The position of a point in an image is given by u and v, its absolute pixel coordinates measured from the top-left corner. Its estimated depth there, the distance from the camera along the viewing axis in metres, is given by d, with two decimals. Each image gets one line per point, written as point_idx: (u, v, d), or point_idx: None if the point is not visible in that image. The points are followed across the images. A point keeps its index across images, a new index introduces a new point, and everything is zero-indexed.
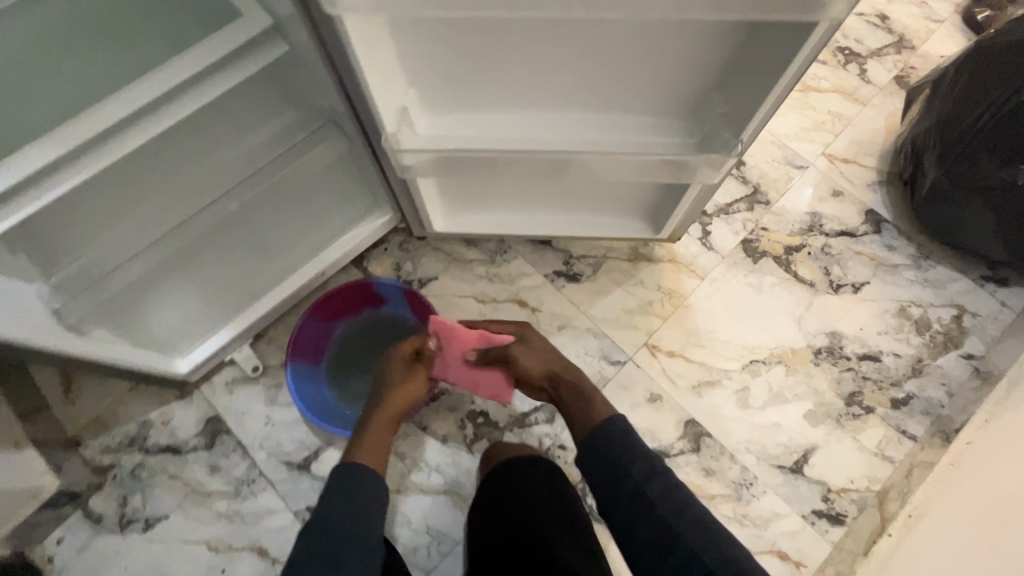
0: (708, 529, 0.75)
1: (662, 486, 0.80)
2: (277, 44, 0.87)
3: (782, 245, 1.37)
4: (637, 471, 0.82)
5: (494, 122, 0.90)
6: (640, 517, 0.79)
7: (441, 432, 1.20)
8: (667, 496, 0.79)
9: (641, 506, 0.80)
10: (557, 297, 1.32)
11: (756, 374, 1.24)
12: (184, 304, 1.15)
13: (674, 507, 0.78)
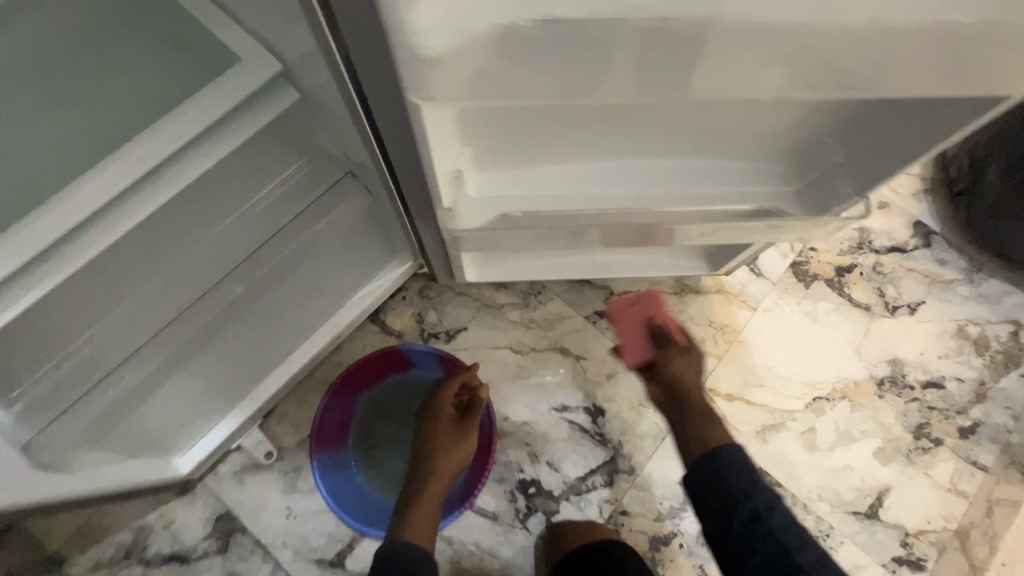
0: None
1: (785, 523, 0.75)
2: (285, 96, 0.69)
3: (833, 266, 1.27)
4: (757, 499, 0.76)
5: (560, 176, 0.75)
6: (756, 549, 0.74)
7: (490, 508, 1.07)
8: (790, 536, 0.73)
9: (759, 538, 0.74)
10: (601, 342, 1.19)
11: (821, 413, 1.16)
12: None
13: (797, 546, 0.73)
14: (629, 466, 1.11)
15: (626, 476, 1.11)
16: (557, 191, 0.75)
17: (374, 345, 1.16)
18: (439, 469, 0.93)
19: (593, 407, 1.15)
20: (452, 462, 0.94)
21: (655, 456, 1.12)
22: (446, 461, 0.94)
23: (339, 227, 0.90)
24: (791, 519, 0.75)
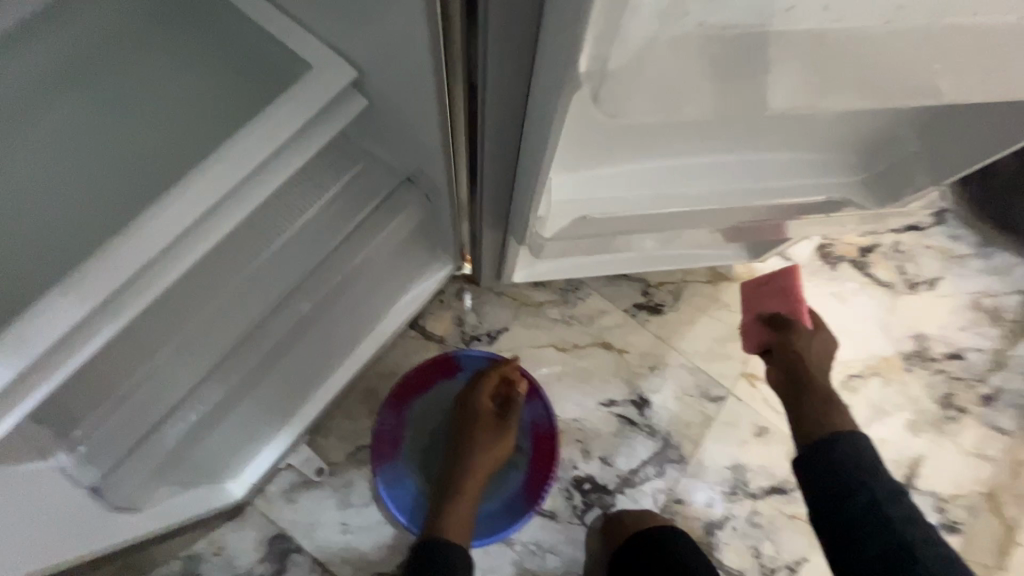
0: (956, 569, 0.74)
1: (906, 516, 0.78)
2: (352, 103, 0.67)
3: (856, 247, 1.31)
4: (878, 491, 0.79)
5: (638, 174, 0.73)
6: (876, 536, 0.77)
7: (548, 506, 1.07)
8: (909, 526, 0.77)
9: (879, 526, 0.77)
10: (642, 334, 1.20)
11: (855, 390, 1.20)
12: None
13: (919, 537, 0.76)
14: (679, 455, 1.13)
15: (677, 466, 1.12)
16: (634, 190, 0.73)
17: (417, 350, 1.14)
18: (477, 466, 0.95)
19: (640, 399, 1.16)
20: (490, 458, 0.96)
21: (703, 443, 1.14)
22: (484, 456, 0.95)
23: (393, 235, 0.88)
24: (911, 509, 0.79)
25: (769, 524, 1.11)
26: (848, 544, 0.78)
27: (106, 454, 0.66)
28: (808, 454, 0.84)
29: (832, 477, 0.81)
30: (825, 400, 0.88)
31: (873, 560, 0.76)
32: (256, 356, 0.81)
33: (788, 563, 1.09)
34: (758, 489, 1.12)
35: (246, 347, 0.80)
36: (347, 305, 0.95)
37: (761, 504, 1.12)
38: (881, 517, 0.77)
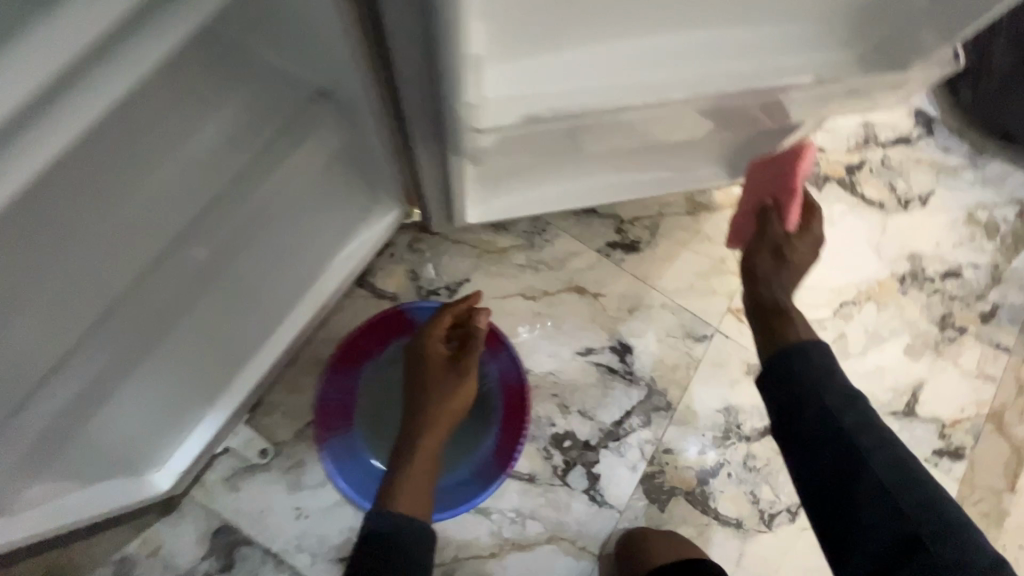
0: (913, 474, 0.66)
1: (861, 424, 0.69)
2: None
3: (843, 166, 1.21)
4: (829, 402, 0.70)
5: (592, 60, 0.59)
6: (828, 451, 0.69)
7: (525, 469, 0.97)
8: (865, 436, 0.68)
9: (831, 439, 0.69)
10: (618, 275, 1.08)
11: (849, 318, 1.11)
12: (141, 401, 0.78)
13: (874, 445, 0.68)
14: (666, 402, 1.03)
15: (664, 414, 1.02)
16: (592, 77, 0.59)
17: (366, 311, 1.00)
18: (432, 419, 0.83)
19: (620, 346, 1.05)
20: (448, 412, 0.83)
21: (691, 387, 1.04)
22: (439, 410, 0.83)
23: (309, 168, 0.74)
24: (867, 415, 0.70)
25: (766, 467, 1.02)
26: (798, 460, 0.72)
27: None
28: (763, 370, 0.77)
29: (784, 392, 0.73)
30: (779, 312, 0.81)
31: (825, 477, 0.69)
32: (139, 319, 0.67)
33: (788, 507, 1.01)
34: (752, 431, 1.03)
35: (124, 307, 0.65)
36: (267, 261, 0.81)
37: (756, 447, 1.03)
38: (834, 430, 0.69)
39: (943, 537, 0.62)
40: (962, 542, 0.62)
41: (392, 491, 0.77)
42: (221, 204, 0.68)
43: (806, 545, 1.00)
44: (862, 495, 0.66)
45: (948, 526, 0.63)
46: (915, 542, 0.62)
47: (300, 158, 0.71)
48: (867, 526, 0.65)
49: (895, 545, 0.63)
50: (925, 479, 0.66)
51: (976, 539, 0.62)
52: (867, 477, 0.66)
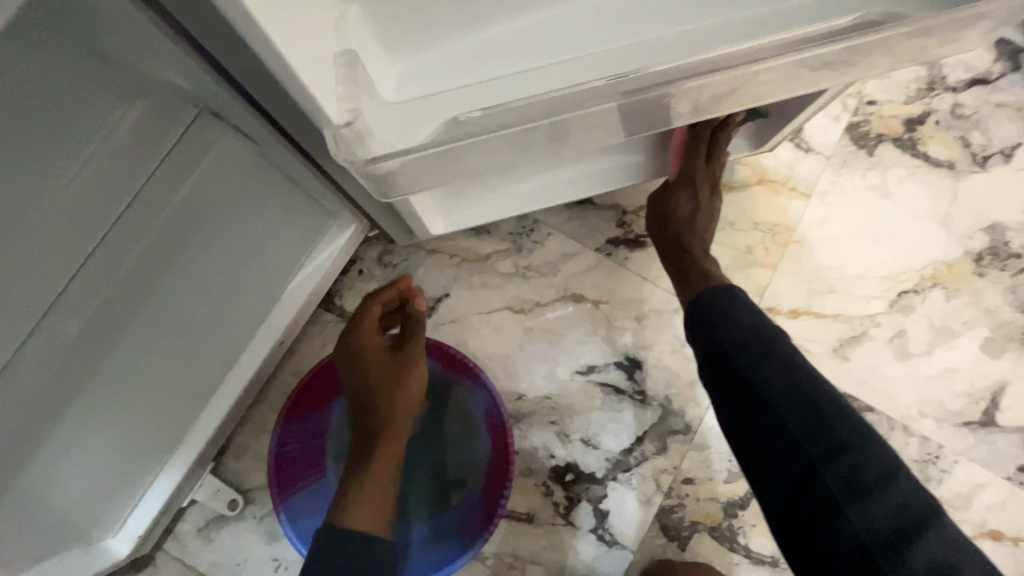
0: (817, 394, 0.57)
1: (758, 348, 0.61)
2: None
3: (900, 121, 0.98)
4: (727, 337, 0.63)
5: (518, 49, 0.48)
6: (729, 386, 0.61)
7: (522, 508, 0.86)
8: (761, 364, 0.60)
9: (729, 372, 0.61)
10: (622, 277, 0.93)
11: (910, 310, 0.92)
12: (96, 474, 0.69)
13: (769, 369, 0.59)
14: (684, 424, 0.89)
15: (681, 437, 0.88)
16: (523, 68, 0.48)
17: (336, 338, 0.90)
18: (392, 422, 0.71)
19: (627, 360, 0.90)
20: (399, 409, 0.71)
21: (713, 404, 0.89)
22: (390, 411, 0.71)
23: (209, 199, 0.63)
24: (768, 339, 0.62)
25: None
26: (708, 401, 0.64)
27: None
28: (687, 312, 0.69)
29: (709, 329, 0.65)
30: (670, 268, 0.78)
31: (737, 421, 0.60)
32: (25, 401, 0.57)
33: None
34: None
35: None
36: (196, 312, 0.70)
37: None
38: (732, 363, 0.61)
39: (837, 459, 0.54)
40: (861, 462, 0.53)
41: (348, 504, 0.65)
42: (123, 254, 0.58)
43: None
44: (761, 426, 0.58)
45: (845, 444, 0.54)
46: (809, 472, 0.54)
47: (189, 191, 0.60)
48: (770, 463, 0.57)
49: (790, 477, 0.55)
50: (827, 398, 0.57)
51: (874, 454, 0.54)
52: (765, 406, 0.58)
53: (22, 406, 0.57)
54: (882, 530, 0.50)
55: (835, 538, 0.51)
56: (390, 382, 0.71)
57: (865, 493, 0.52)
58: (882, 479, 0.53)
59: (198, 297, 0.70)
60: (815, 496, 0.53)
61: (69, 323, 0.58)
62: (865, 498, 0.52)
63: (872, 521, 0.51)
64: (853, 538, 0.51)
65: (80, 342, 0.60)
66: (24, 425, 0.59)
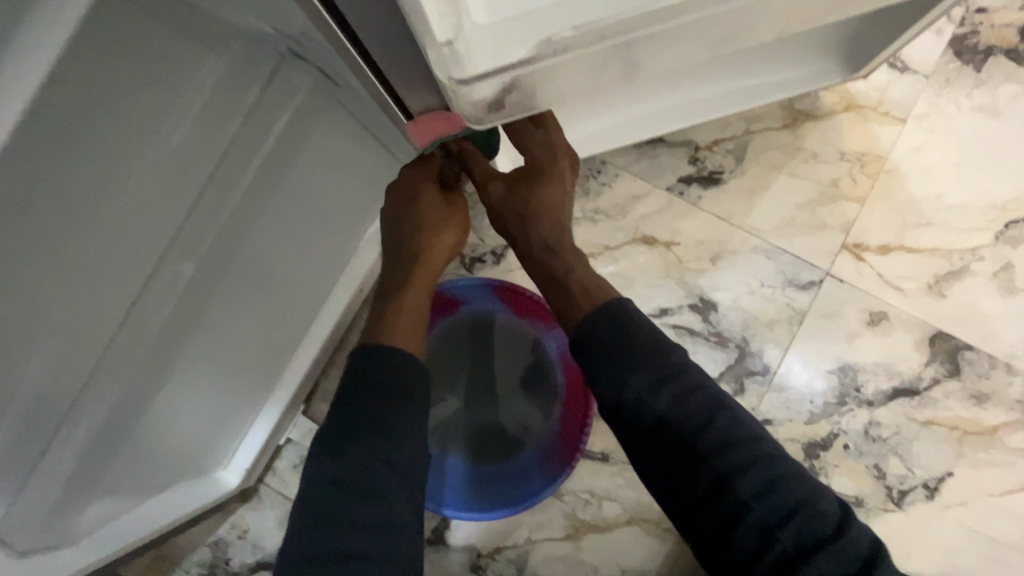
0: (736, 428, 0.55)
1: (683, 387, 0.56)
2: None
3: (1014, 30, 0.88)
4: (640, 386, 0.56)
5: None
6: (661, 443, 0.55)
7: (597, 448, 0.88)
8: (699, 414, 0.55)
9: (653, 433, 0.55)
10: (695, 216, 0.89)
11: (1017, 243, 0.85)
12: (212, 412, 0.74)
13: (694, 419, 0.55)
14: (762, 365, 0.86)
15: (760, 379, 0.86)
16: None
17: None
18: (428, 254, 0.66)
19: (701, 303, 0.88)
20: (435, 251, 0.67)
21: (793, 345, 0.86)
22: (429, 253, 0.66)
23: (296, 146, 0.64)
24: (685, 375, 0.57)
25: (895, 436, 0.84)
26: (646, 462, 0.56)
27: (17, 458, 0.53)
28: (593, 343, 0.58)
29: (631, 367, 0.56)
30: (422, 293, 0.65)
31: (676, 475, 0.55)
32: (148, 345, 0.59)
33: (925, 482, 0.83)
34: (875, 394, 0.85)
35: (124, 334, 0.57)
36: (288, 259, 0.71)
37: (881, 413, 0.84)
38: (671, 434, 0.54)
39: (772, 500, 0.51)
40: (813, 512, 0.51)
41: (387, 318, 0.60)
42: (233, 201, 0.60)
43: (949, 526, 0.82)
44: (702, 489, 0.53)
45: (784, 496, 0.52)
46: (765, 531, 0.50)
47: (279, 136, 0.61)
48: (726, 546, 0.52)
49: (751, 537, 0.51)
50: (742, 429, 0.55)
51: (800, 484, 0.53)
52: (699, 466, 0.53)
53: (145, 349, 0.59)
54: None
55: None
56: (434, 218, 0.67)
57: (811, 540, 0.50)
58: (824, 520, 0.51)
59: (293, 245, 0.70)
60: (769, 562, 0.50)
61: (183, 266, 0.59)
62: (818, 551, 0.49)
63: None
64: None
65: (190, 287, 0.61)
66: (146, 367, 0.61)
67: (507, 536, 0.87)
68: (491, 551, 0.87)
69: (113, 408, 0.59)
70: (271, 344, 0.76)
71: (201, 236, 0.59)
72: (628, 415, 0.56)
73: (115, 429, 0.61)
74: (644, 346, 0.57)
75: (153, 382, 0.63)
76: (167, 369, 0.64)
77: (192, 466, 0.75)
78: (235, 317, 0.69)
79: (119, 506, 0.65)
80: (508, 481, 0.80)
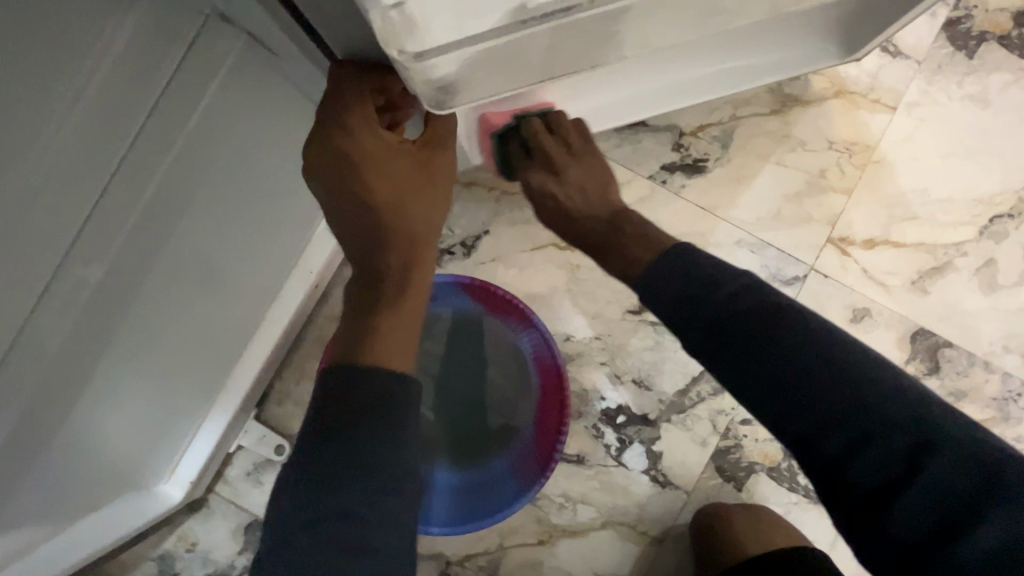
0: (843, 359, 0.45)
1: (754, 307, 0.48)
2: None
3: (1008, 15, 0.84)
4: (717, 311, 0.49)
5: None
6: (745, 372, 0.48)
7: (572, 451, 0.83)
8: (790, 342, 0.46)
9: (733, 357, 0.48)
10: (678, 207, 0.84)
11: (1002, 238, 0.83)
12: (145, 427, 0.66)
13: (788, 343, 0.46)
14: None
15: None
16: None
17: None
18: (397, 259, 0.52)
19: None
20: (416, 219, 0.53)
21: None
22: (415, 225, 0.53)
23: (228, 128, 0.55)
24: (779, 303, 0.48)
25: None
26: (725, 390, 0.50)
27: None
28: (668, 292, 0.52)
29: (705, 297, 0.50)
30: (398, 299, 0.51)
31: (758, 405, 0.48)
32: (55, 363, 0.50)
33: None
34: None
35: (22, 358, 0.46)
36: (225, 254, 0.63)
37: None
38: (756, 359, 0.47)
39: (868, 445, 0.43)
40: (922, 453, 0.42)
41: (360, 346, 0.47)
42: (152, 193, 0.51)
43: None
44: (789, 424, 0.46)
45: (892, 441, 0.43)
46: (848, 468, 0.44)
47: (205, 115, 0.51)
48: (808, 471, 0.47)
49: (832, 472, 0.45)
50: (851, 358, 0.46)
51: (914, 422, 0.43)
52: (790, 396, 0.46)
53: (49, 372, 0.49)
54: (930, 521, 0.42)
55: (883, 541, 0.43)
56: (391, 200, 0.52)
57: (910, 484, 0.42)
58: (917, 452, 0.43)
59: (229, 236, 0.62)
60: (862, 496, 0.44)
61: (92, 271, 0.49)
62: (905, 487, 0.42)
63: (913, 513, 0.42)
64: (903, 539, 0.42)
65: (104, 292, 0.51)
66: (56, 393, 0.51)
67: (477, 543, 0.83)
68: (461, 559, 0.82)
69: (9, 444, 0.49)
70: (211, 348, 0.68)
71: (112, 235, 0.49)
72: (710, 344, 0.49)
73: (18, 463, 0.51)
74: (723, 279, 0.50)
75: (67, 405, 0.53)
76: (83, 387, 0.54)
77: (123, 486, 0.67)
78: (166, 324, 0.60)
79: (30, 540, 0.57)
80: (481, 490, 0.77)
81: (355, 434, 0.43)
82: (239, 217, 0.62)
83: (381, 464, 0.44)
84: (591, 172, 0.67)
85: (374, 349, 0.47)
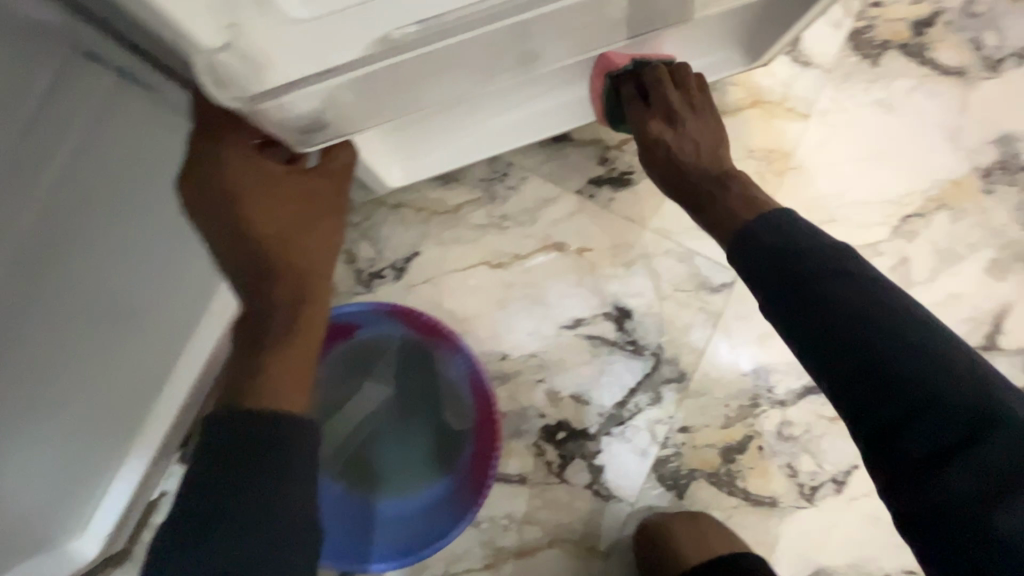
0: (919, 330, 0.48)
1: (835, 273, 0.50)
2: None
3: (907, 24, 0.88)
4: (802, 269, 0.51)
5: None
6: (814, 332, 0.50)
7: (514, 470, 0.82)
8: (861, 309, 0.48)
9: (804, 315, 0.50)
10: (606, 219, 0.85)
11: (914, 237, 0.86)
12: (54, 482, 0.61)
13: (862, 308, 0.48)
14: (678, 371, 0.84)
15: (677, 386, 0.84)
16: None
17: None
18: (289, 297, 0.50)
19: (618, 311, 0.84)
20: (308, 251, 0.51)
21: (708, 350, 0.85)
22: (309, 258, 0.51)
23: (106, 161, 0.52)
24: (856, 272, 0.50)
25: (805, 434, 0.84)
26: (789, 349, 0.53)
27: None
28: (759, 253, 0.53)
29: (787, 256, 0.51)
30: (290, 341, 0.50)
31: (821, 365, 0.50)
32: None
33: (834, 476, 0.84)
34: (787, 393, 0.85)
35: None
36: (125, 292, 0.59)
37: (793, 412, 0.85)
38: (832, 317, 0.49)
39: (930, 411, 0.45)
40: (984, 427, 0.44)
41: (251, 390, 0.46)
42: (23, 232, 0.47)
43: (856, 518, 0.84)
44: (849, 385, 0.48)
45: (953, 410, 0.45)
46: (905, 433, 0.46)
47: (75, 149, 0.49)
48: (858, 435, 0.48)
49: (887, 436, 0.46)
50: (926, 330, 0.48)
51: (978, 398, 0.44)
52: (856, 357, 0.48)
53: None
54: (981, 491, 0.43)
55: (926, 509, 0.45)
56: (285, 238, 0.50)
57: (964, 454, 0.44)
58: (975, 424, 0.44)
59: (127, 272, 0.59)
60: (915, 463, 0.45)
61: None
62: (960, 454, 0.44)
63: (966, 483, 0.43)
64: (951, 504, 0.44)
65: None
66: None
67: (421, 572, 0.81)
68: None
69: None
70: (123, 391, 0.64)
71: None
72: (786, 300, 0.51)
73: None
74: (811, 245, 0.52)
75: None
76: None
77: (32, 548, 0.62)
78: (66, 371, 0.55)
79: None
80: (418, 519, 0.76)
81: (247, 489, 0.42)
82: (136, 250, 0.59)
83: (278, 513, 0.43)
84: (707, 129, 0.64)
85: (267, 391, 0.46)
